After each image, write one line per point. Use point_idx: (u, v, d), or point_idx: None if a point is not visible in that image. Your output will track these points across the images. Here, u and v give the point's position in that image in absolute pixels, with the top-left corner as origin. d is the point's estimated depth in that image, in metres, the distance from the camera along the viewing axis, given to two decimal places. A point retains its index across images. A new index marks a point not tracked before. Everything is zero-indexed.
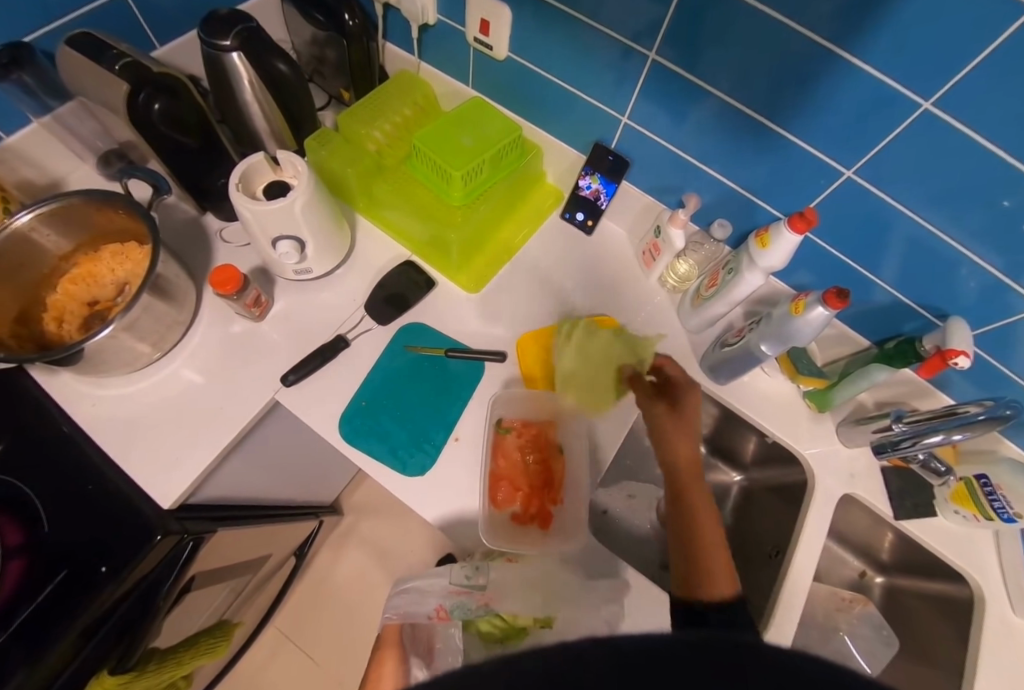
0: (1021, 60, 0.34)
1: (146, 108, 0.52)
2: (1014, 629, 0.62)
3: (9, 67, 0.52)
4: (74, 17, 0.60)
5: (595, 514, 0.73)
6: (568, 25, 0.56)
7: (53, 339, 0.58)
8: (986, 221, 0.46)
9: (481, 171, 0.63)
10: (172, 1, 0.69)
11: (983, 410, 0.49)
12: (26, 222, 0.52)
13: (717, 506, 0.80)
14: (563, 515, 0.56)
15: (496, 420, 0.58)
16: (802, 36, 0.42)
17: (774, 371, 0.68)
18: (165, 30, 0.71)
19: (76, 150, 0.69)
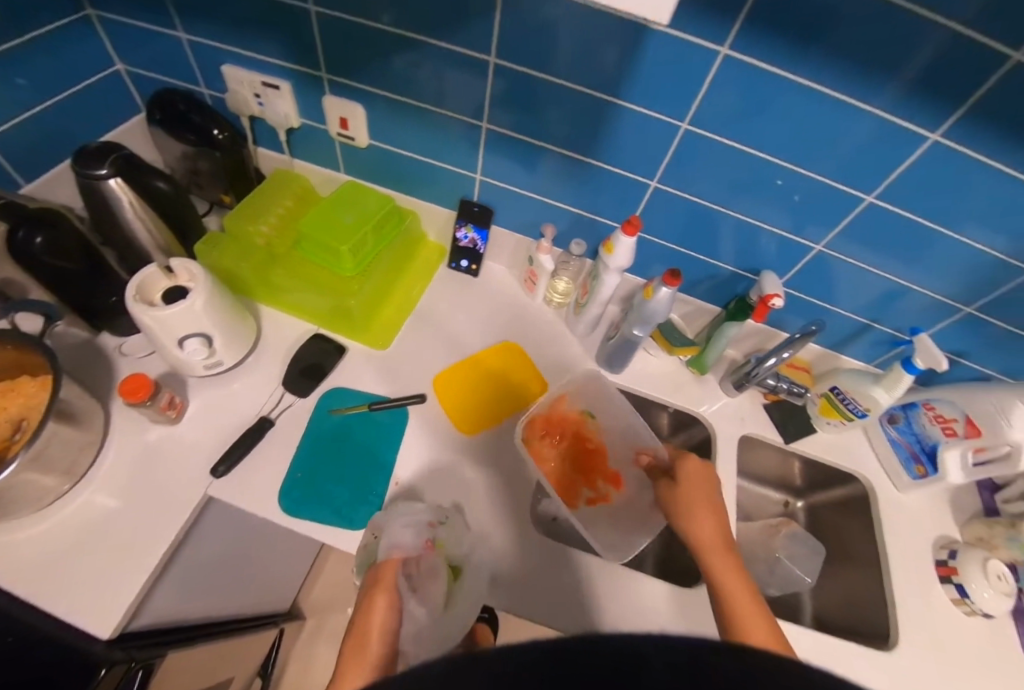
0: (724, 86, 0.53)
1: (27, 243, 0.55)
2: (899, 504, 0.76)
3: None
4: None
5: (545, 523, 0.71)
6: (414, 112, 0.68)
7: None
8: (771, 196, 0.63)
9: (366, 242, 0.71)
10: (32, 141, 0.72)
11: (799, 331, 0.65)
12: None
13: None
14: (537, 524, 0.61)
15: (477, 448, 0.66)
16: (590, 95, 0.59)
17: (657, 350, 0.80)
18: (28, 169, 0.74)
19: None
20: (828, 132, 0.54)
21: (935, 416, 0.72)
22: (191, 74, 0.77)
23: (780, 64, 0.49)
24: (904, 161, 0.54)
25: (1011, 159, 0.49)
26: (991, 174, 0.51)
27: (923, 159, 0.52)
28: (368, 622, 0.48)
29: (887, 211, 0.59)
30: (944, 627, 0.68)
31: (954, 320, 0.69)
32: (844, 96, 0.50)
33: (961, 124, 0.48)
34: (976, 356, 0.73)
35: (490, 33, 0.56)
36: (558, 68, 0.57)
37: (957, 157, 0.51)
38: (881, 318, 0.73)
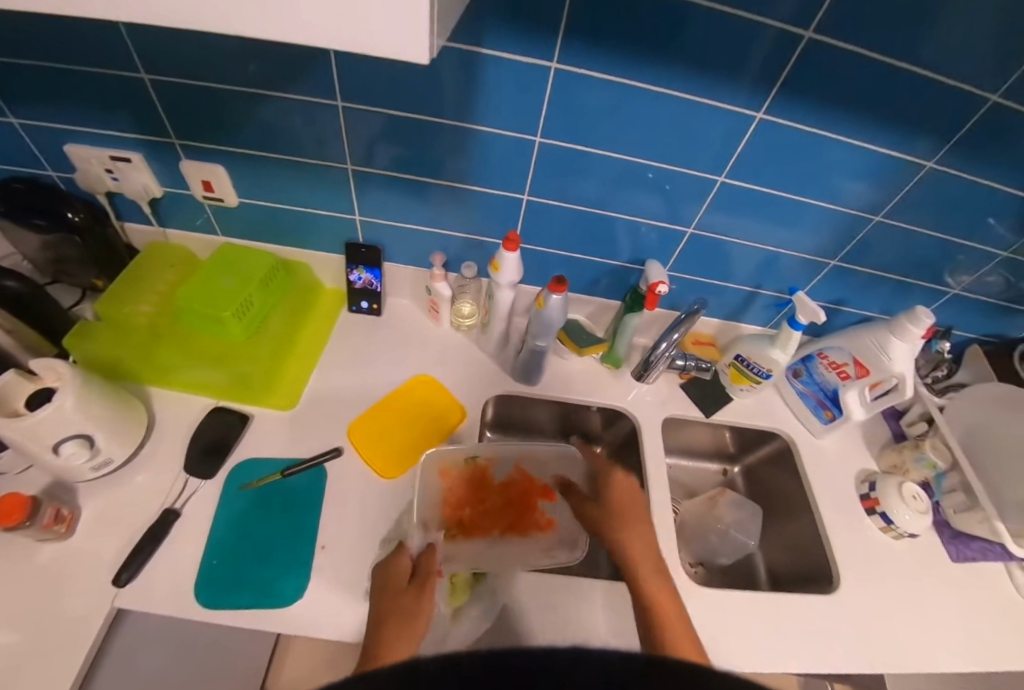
0: (564, 96, 0.56)
1: None
2: (818, 450, 0.81)
3: None
4: None
5: None
6: (277, 164, 0.67)
7: None
8: (644, 190, 0.66)
9: (252, 303, 0.69)
10: None
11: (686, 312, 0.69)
12: None
13: None
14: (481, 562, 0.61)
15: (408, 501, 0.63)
16: (444, 124, 0.60)
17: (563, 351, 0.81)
18: None
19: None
20: (668, 126, 0.58)
21: (830, 364, 0.78)
22: (32, 160, 0.72)
23: (608, 69, 0.53)
24: (739, 140, 0.58)
25: (823, 125, 0.55)
26: (812, 141, 0.57)
27: (755, 134, 0.57)
28: (407, 606, 0.47)
29: (739, 187, 0.64)
30: (878, 555, 0.72)
31: (825, 274, 0.75)
32: (671, 91, 0.54)
33: (776, 100, 0.53)
34: (853, 302, 0.79)
35: (328, 78, 0.56)
36: (405, 102, 0.58)
37: (781, 129, 0.56)
38: (765, 283, 0.78)
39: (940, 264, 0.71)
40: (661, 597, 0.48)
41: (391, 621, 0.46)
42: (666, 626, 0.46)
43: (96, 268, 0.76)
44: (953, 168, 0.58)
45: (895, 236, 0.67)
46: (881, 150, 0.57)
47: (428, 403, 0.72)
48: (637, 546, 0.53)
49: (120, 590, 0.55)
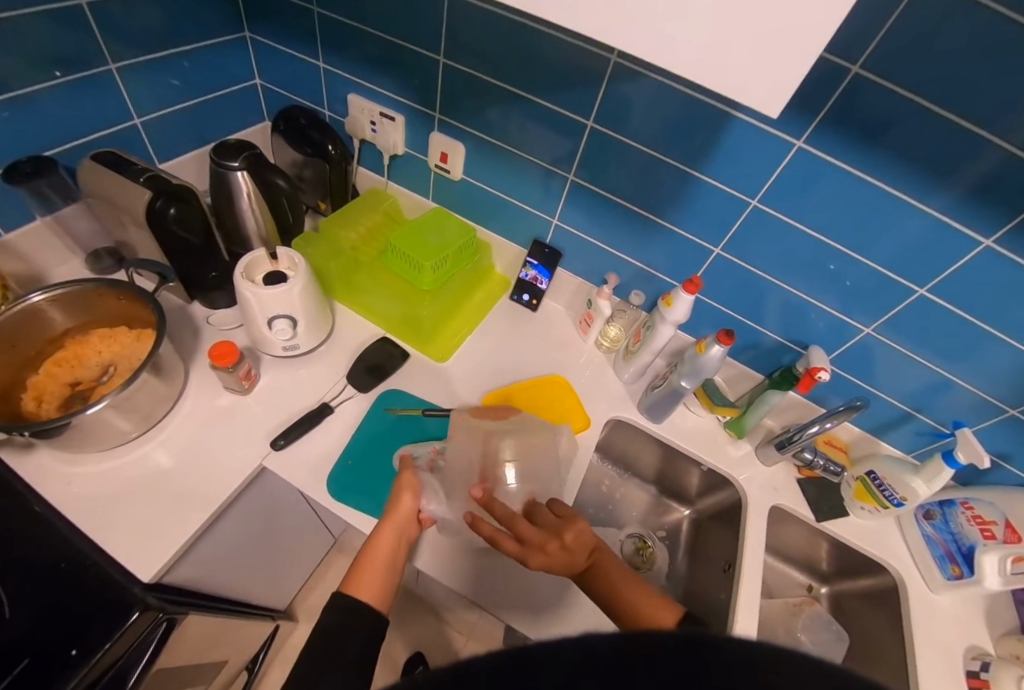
0: (794, 172, 0.60)
1: (162, 212, 0.62)
2: (931, 606, 0.74)
3: (31, 175, 0.63)
4: (93, 138, 0.73)
5: None
6: (506, 156, 0.77)
7: (29, 415, 0.59)
8: (826, 279, 0.68)
9: (444, 264, 0.78)
10: (175, 127, 0.84)
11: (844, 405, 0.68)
12: (37, 302, 0.59)
13: (674, 545, 0.88)
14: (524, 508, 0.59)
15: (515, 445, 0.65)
16: (668, 164, 0.66)
17: (696, 407, 0.83)
18: (166, 150, 0.85)
19: (67, 247, 0.76)
20: (890, 225, 0.59)
21: (974, 517, 0.72)
22: (318, 97, 0.89)
23: (850, 159, 0.56)
24: (957, 260, 0.58)
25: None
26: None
27: (978, 260, 0.56)
28: (400, 481, 0.57)
29: (938, 305, 0.63)
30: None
31: (997, 420, 0.70)
32: (904, 196, 0.56)
33: (1015, 234, 0.53)
34: (1019, 461, 0.72)
35: (586, 100, 0.65)
36: (642, 136, 0.65)
37: (1010, 265, 0.55)
38: (924, 408, 0.74)
39: None
40: (606, 576, 0.49)
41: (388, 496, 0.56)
42: (624, 601, 0.46)
43: (330, 198, 0.90)
44: None
45: None
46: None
47: (562, 404, 0.76)
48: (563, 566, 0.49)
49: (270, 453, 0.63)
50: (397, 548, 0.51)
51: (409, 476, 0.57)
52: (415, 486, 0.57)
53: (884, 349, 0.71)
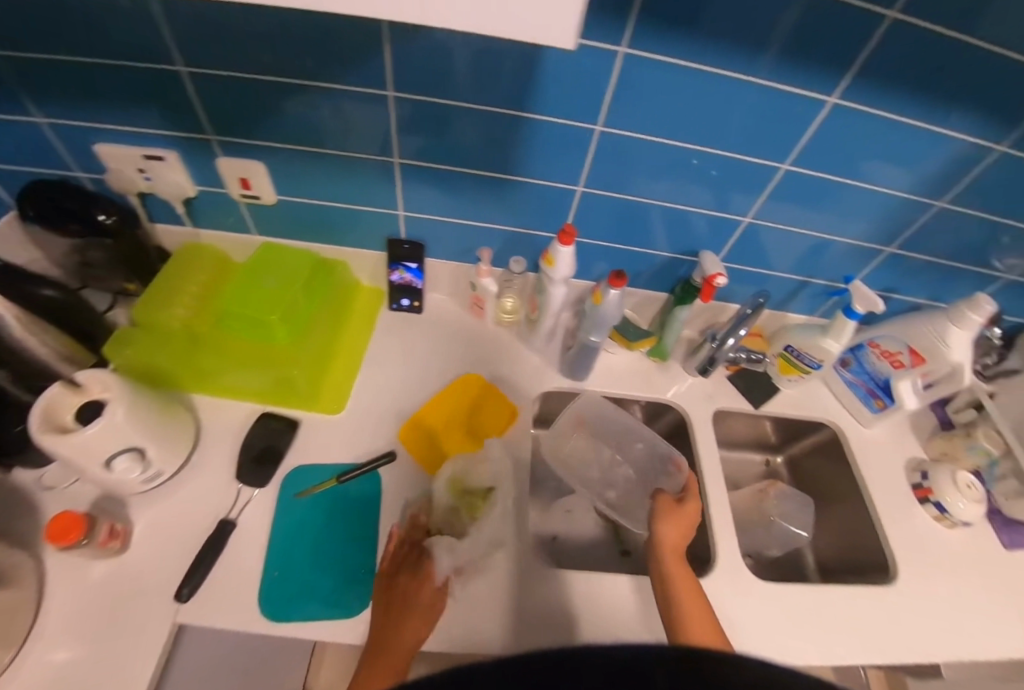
0: (629, 81, 0.53)
1: None
2: (867, 440, 0.81)
3: None
4: None
5: (545, 545, 0.75)
6: (315, 159, 0.64)
7: None
8: (692, 178, 0.64)
9: (294, 306, 0.66)
10: None
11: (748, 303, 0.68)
12: None
13: None
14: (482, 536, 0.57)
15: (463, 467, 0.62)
16: (493, 114, 0.57)
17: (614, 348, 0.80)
18: None
19: None
20: (743, 110, 0.55)
21: (882, 353, 0.76)
22: (53, 159, 0.69)
23: (676, 54, 0.50)
24: (810, 127, 0.56)
25: (905, 112, 0.53)
26: (885, 125, 0.54)
27: (830, 122, 0.55)
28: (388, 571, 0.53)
29: (801, 174, 0.62)
30: (937, 548, 0.72)
31: (878, 262, 0.74)
32: (746, 77, 0.51)
33: (858, 87, 0.51)
34: (902, 289, 0.80)
35: (383, 70, 0.53)
36: (455, 95, 0.55)
37: (854, 117, 0.54)
38: (815, 273, 0.77)
39: (999, 251, 0.72)
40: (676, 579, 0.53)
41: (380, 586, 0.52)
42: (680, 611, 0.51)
43: (134, 275, 0.73)
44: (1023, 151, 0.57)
45: (956, 222, 0.67)
46: (965, 135, 0.55)
47: (485, 405, 0.71)
48: (671, 538, 0.57)
49: (180, 606, 0.53)
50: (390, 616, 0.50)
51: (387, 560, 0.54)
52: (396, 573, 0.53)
53: (766, 230, 0.70)
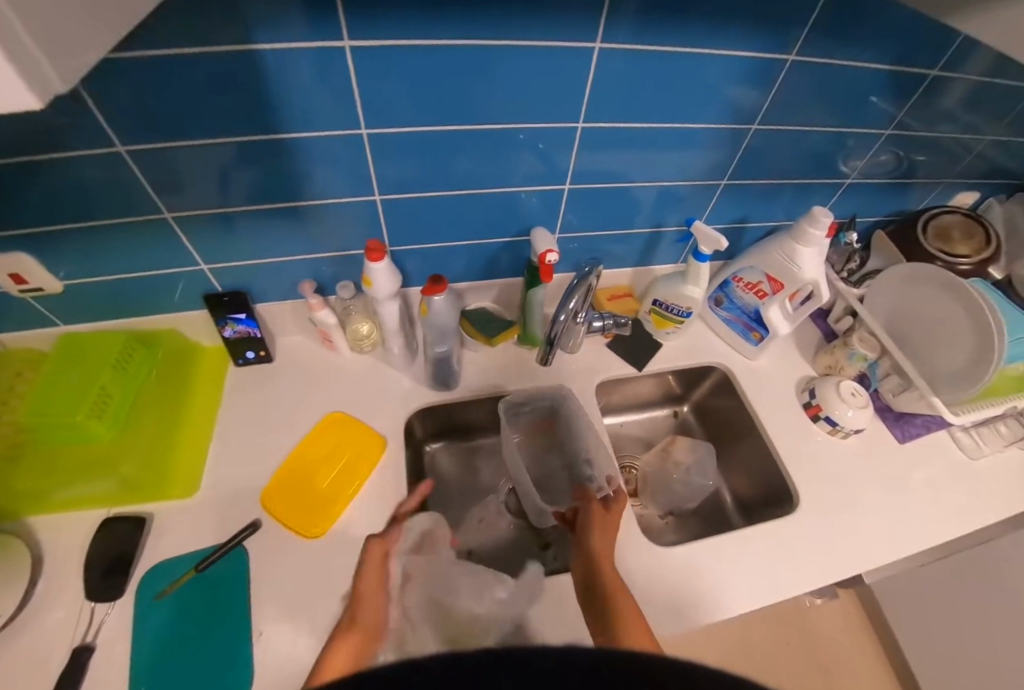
0: (374, 70, 0.47)
1: None
2: (755, 370, 0.82)
3: None
4: None
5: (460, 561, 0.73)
6: (78, 234, 0.56)
7: None
8: (500, 158, 0.60)
9: (110, 400, 0.58)
10: None
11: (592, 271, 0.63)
12: None
13: None
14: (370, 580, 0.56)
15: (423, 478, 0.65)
16: (242, 140, 0.51)
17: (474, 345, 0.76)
18: None
19: None
20: (520, 74, 0.52)
21: (746, 285, 0.76)
22: None
23: (416, 34, 0.45)
24: (600, 78, 0.54)
25: (680, 43, 0.52)
26: (668, 60, 0.54)
27: (617, 66, 0.53)
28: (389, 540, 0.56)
29: (599, 127, 0.60)
30: (837, 461, 0.74)
31: (719, 194, 0.74)
32: (510, 41, 0.48)
33: (625, 29, 0.49)
34: (754, 217, 0.80)
35: (105, 119, 0.45)
36: (205, 131, 0.49)
37: (636, 57, 0.52)
38: (663, 220, 0.76)
39: (827, 159, 0.74)
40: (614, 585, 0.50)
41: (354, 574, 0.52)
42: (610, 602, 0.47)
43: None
44: (812, 57, 0.57)
45: (780, 139, 0.68)
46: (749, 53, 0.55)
47: (355, 443, 0.66)
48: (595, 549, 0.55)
49: None
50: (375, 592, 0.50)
51: (374, 552, 0.53)
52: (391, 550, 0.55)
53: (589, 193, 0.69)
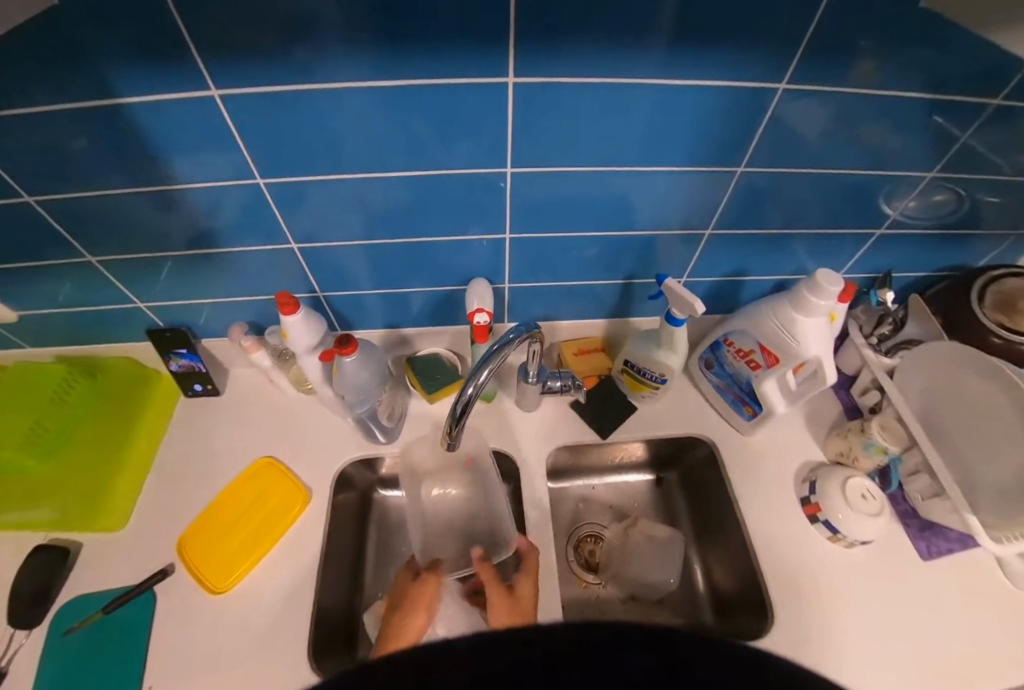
0: (253, 124, 0.46)
1: None
2: (746, 448, 0.71)
3: None
4: None
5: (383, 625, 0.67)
6: (36, 271, 0.61)
7: None
8: (428, 205, 0.58)
9: (49, 430, 0.63)
10: None
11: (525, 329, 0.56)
12: None
13: None
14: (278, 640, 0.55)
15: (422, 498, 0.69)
16: (143, 191, 0.53)
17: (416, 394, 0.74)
18: None
19: None
20: (453, 115, 0.47)
21: (737, 352, 0.66)
22: None
23: (308, 77, 0.43)
24: (548, 115, 0.48)
25: (652, 75, 0.45)
26: (628, 92, 0.46)
27: (560, 102, 0.47)
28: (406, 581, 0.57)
29: (531, 173, 0.55)
30: (838, 573, 0.62)
31: (704, 245, 0.68)
32: (436, 80, 0.44)
33: (567, 60, 0.43)
34: (756, 269, 0.72)
35: (32, 165, 0.48)
36: (124, 178, 0.51)
37: (573, 91, 0.46)
38: (636, 272, 0.71)
39: (842, 207, 0.63)
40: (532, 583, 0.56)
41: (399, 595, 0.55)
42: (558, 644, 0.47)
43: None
44: (812, 85, 0.47)
45: (765, 182, 0.59)
46: (731, 83, 0.46)
47: (280, 492, 0.64)
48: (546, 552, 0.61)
49: None
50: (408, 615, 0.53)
51: (432, 592, 0.54)
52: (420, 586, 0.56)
53: (533, 241, 0.65)
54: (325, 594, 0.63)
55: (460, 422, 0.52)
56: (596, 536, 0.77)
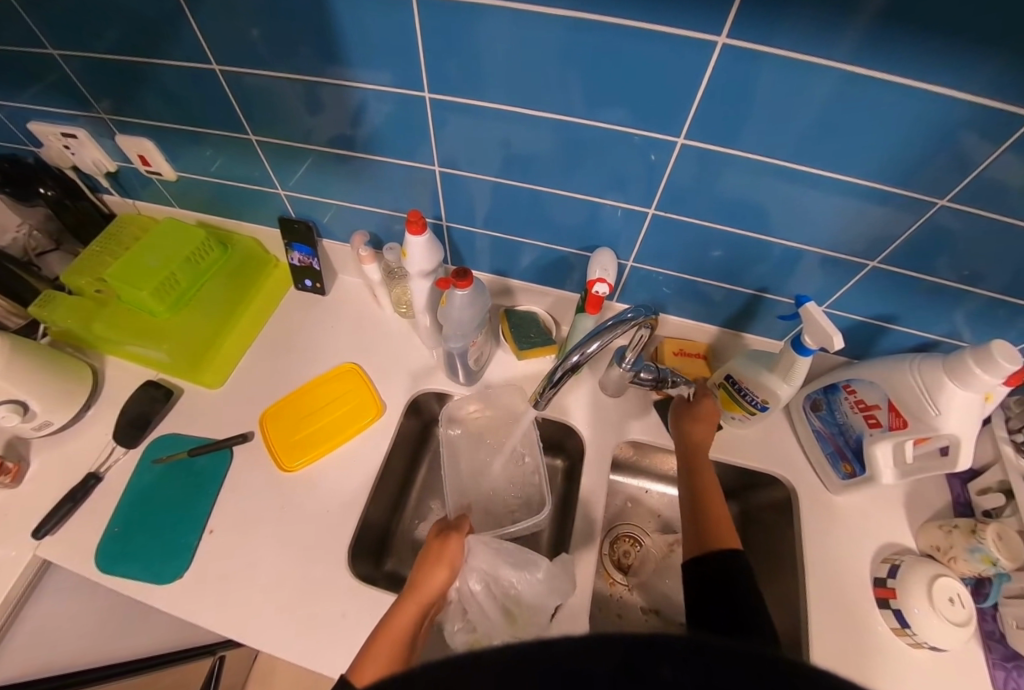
0: (431, 33, 0.44)
1: None
2: (826, 504, 0.66)
3: None
4: None
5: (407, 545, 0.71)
6: (200, 138, 0.66)
7: None
8: (578, 159, 0.55)
9: (177, 282, 0.69)
10: None
11: (635, 309, 0.50)
12: None
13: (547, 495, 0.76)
14: (326, 531, 0.59)
15: (468, 449, 0.72)
16: (306, 82, 0.53)
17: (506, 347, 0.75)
18: None
19: None
20: (608, 63, 0.43)
21: (857, 402, 0.60)
22: (8, 134, 0.73)
23: None
24: (746, 87, 0.42)
25: (884, 68, 0.37)
26: (861, 82, 0.38)
27: (767, 78, 0.41)
28: (431, 553, 0.53)
29: (703, 150, 0.50)
30: (892, 675, 0.55)
31: (859, 278, 0.60)
32: (641, 23, 0.39)
33: (742, 19, 0.36)
34: (905, 320, 0.64)
35: (223, 36, 0.50)
36: (291, 66, 0.52)
37: (780, 69, 0.40)
38: (769, 287, 0.66)
39: None
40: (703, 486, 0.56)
41: (422, 563, 0.52)
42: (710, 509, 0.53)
43: (74, 237, 0.80)
44: None
45: (968, 228, 0.49)
46: (984, 100, 0.37)
47: (359, 398, 0.68)
48: (698, 437, 0.62)
49: (40, 542, 0.58)
50: (417, 618, 0.47)
51: (453, 548, 0.53)
52: (451, 563, 0.52)
53: (669, 225, 0.61)
54: (375, 508, 0.65)
55: (553, 389, 0.52)
56: (634, 539, 0.75)
